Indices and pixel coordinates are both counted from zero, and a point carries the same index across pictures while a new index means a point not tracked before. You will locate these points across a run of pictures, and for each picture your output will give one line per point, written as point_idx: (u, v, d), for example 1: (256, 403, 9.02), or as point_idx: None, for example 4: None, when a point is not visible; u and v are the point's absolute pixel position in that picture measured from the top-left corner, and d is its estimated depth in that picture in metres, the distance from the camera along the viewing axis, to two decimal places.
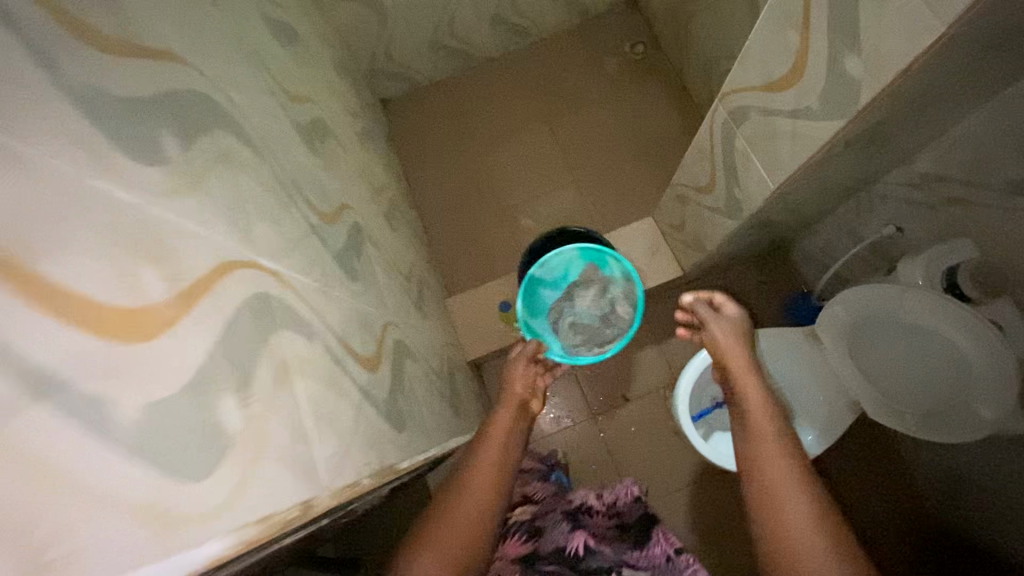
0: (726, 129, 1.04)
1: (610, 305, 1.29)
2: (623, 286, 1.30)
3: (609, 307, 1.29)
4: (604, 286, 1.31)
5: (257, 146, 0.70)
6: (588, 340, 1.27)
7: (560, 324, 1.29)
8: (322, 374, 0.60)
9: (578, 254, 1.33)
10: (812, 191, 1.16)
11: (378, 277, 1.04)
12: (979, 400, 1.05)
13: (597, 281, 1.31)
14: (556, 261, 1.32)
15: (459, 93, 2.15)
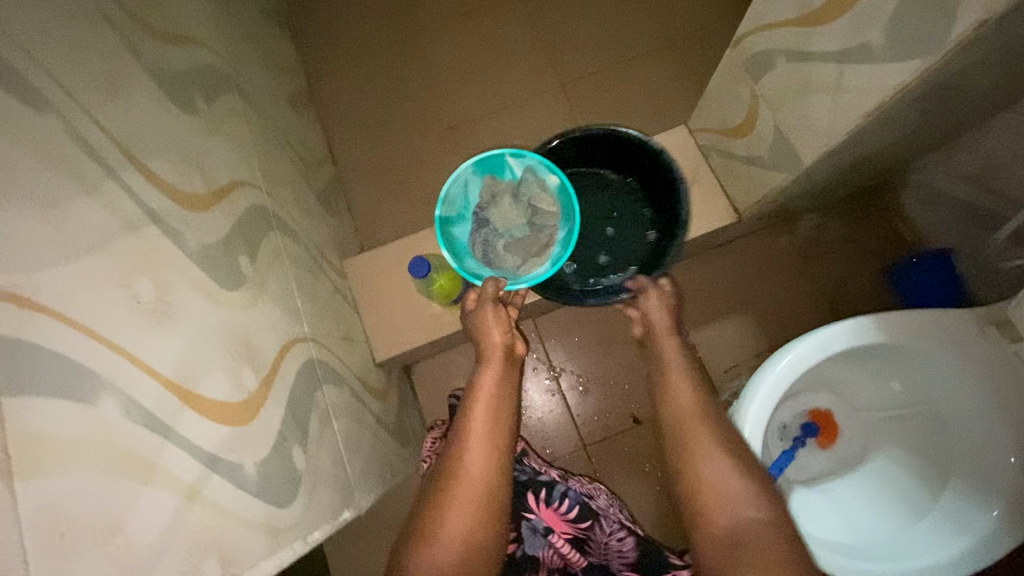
0: (742, 83, 0.81)
1: (531, 211, 0.89)
2: (535, 182, 0.88)
3: (534, 216, 0.89)
4: (503, 199, 0.88)
5: (69, 93, 0.47)
6: (530, 252, 0.88)
7: (495, 251, 0.88)
8: (120, 449, 0.39)
9: (472, 168, 0.89)
10: (843, 171, 0.93)
11: (291, 280, 0.80)
12: (991, 462, 0.73)
13: (497, 192, 0.89)
14: (452, 191, 0.88)
15: None
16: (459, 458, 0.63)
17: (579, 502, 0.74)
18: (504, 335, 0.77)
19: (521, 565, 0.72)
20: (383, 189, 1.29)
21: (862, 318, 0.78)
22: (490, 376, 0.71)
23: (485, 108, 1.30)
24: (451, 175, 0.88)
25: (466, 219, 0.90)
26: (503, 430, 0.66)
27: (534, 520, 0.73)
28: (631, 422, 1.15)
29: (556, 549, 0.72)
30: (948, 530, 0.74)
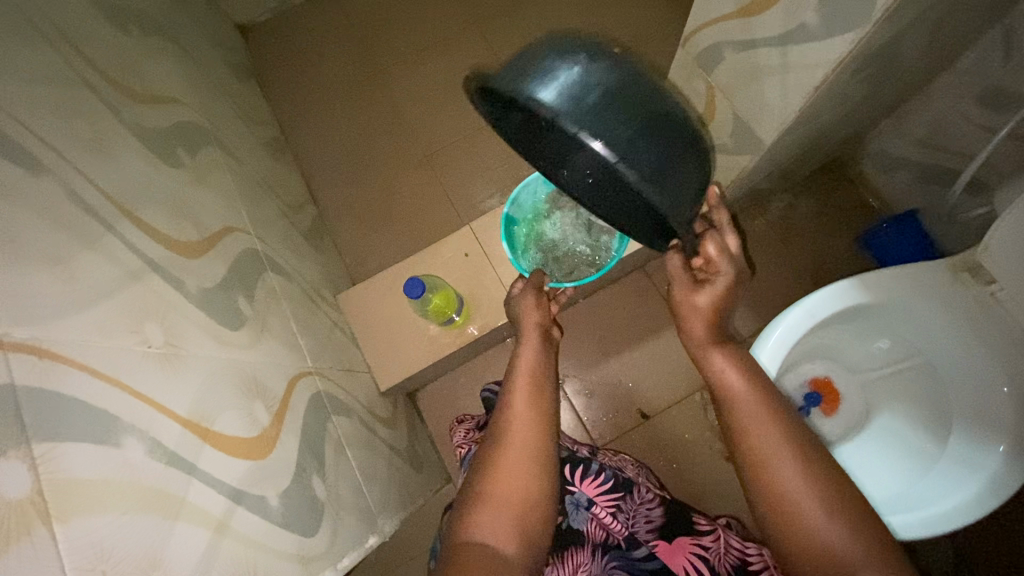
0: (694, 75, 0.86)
1: (589, 225, 1.01)
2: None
3: (590, 229, 1.01)
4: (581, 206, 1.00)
5: (65, 160, 0.49)
6: (578, 262, 1.00)
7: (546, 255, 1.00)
8: (144, 487, 0.40)
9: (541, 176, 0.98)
10: (803, 148, 0.97)
11: (289, 318, 0.81)
12: (984, 403, 0.76)
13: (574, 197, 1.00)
14: (521, 195, 1.00)
15: (358, 7, 1.47)
16: (504, 428, 0.65)
17: (613, 475, 0.76)
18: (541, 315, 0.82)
19: (568, 540, 0.72)
20: (367, 223, 1.31)
21: (846, 278, 0.82)
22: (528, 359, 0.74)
23: (456, 133, 1.33)
24: (524, 182, 0.98)
25: (529, 217, 1.02)
26: (548, 399, 0.70)
27: (575, 494, 0.75)
28: (639, 418, 1.16)
29: (597, 521, 0.73)
30: (961, 470, 0.76)
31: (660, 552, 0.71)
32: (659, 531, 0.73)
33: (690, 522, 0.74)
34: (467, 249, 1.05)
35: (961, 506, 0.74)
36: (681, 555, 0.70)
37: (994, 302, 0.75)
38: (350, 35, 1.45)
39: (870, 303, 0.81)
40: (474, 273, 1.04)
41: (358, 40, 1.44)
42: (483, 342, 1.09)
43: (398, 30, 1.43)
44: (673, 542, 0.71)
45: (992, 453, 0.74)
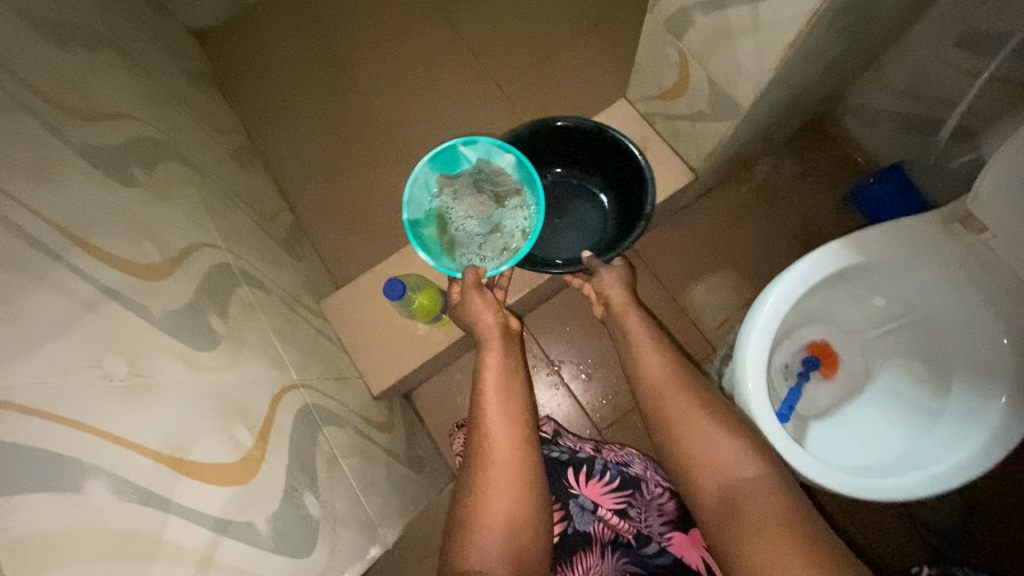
0: (664, 42, 0.82)
1: (496, 197, 0.92)
2: (492, 165, 0.92)
3: (496, 201, 0.92)
4: (476, 187, 0.92)
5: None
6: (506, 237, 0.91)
7: (473, 247, 0.90)
8: (101, 535, 0.38)
9: (428, 167, 0.89)
10: (784, 109, 0.94)
11: (270, 331, 0.79)
12: (988, 352, 0.75)
13: (465, 181, 0.92)
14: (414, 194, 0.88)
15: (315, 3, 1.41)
16: (486, 445, 0.67)
17: (619, 472, 0.74)
18: (498, 314, 0.82)
19: (575, 544, 0.71)
20: (346, 224, 1.28)
21: (834, 241, 0.79)
22: (493, 364, 0.77)
23: (429, 123, 1.30)
24: (410, 180, 0.87)
25: (432, 217, 0.90)
26: (519, 405, 0.73)
27: (580, 497, 0.73)
28: (639, 398, 1.15)
29: (604, 521, 0.72)
30: (963, 426, 0.75)
31: (675, 547, 0.71)
32: (672, 524, 0.72)
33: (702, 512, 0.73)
34: None
35: (969, 459, 0.73)
36: (696, 549, 0.70)
37: (988, 251, 0.73)
38: (310, 31, 1.40)
39: (861, 264, 0.79)
40: None
41: (319, 35, 1.39)
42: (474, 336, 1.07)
43: (360, 23, 1.38)
44: (688, 535, 0.71)
45: (993, 404, 0.73)
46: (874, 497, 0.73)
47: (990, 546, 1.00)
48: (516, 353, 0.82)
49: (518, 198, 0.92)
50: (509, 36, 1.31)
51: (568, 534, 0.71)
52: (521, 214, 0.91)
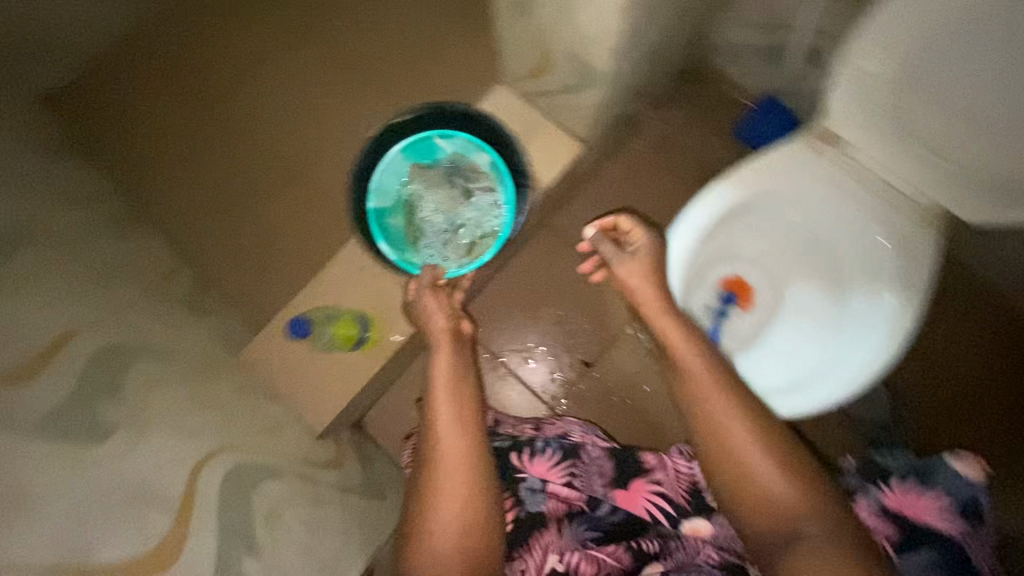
0: (517, 20, 0.81)
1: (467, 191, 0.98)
2: (468, 161, 0.99)
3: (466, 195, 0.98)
4: (448, 181, 0.98)
5: None
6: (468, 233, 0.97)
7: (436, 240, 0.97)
8: None
9: (401, 155, 0.98)
10: (653, 63, 0.96)
11: (182, 400, 0.74)
12: (870, 251, 0.82)
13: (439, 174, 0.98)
14: (384, 183, 0.97)
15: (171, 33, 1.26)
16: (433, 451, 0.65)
17: (559, 443, 0.76)
18: (446, 319, 0.79)
19: (531, 526, 0.71)
20: (254, 268, 1.17)
21: (720, 180, 0.81)
22: (441, 365, 0.73)
23: (318, 141, 1.19)
24: (378, 168, 0.96)
25: (399, 206, 0.97)
26: (473, 403, 0.70)
27: (527, 479, 0.74)
28: (583, 369, 1.17)
29: (555, 495, 0.74)
30: (860, 327, 0.81)
31: (620, 500, 0.74)
32: (614, 482, 0.76)
33: (636, 462, 0.77)
34: (359, 263, 0.98)
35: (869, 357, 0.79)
36: (639, 496, 0.74)
37: (847, 160, 0.79)
38: (155, 60, 1.26)
39: (750, 197, 0.82)
40: (374, 284, 0.97)
41: (163, 65, 1.26)
42: (408, 350, 1.05)
43: (223, 47, 1.24)
44: (629, 488, 0.75)
45: (884, 295, 0.80)
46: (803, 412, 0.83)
47: (916, 418, 1.11)
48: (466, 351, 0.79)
49: (490, 198, 0.98)
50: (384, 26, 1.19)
51: (523, 518, 0.72)
52: (490, 213, 0.97)
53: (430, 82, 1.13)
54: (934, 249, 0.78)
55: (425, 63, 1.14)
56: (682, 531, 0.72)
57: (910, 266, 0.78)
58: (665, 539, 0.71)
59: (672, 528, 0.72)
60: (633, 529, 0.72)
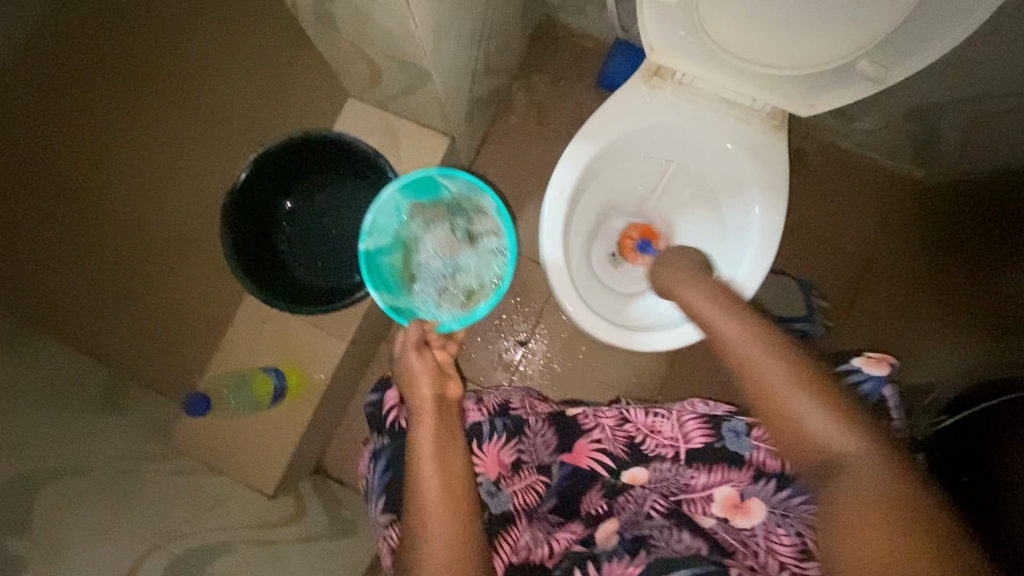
0: (332, 34, 0.79)
1: (470, 237, 0.94)
2: (473, 201, 0.93)
3: (468, 240, 0.94)
4: (450, 222, 0.94)
5: None
6: (467, 284, 0.92)
7: (430, 288, 0.91)
8: None
9: (400, 193, 0.86)
10: (492, 39, 0.95)
11: (100, 511, 0.72)
12: (729, 165, 0.83)
13: (443, 212, 0.93)
14: (380, 219, 0.86)
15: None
16: (421, 539, 0.55)
17: (503, 426, 0.71)
18: (432, 385, 0.69)
19: (500, 526, 0.66)
20: (162, 352, 1.06)
21: (572, 141, 0.82)
22: (427, 440, 0.63)
23: (192, 199, 1.08)
24: (377, 205, 0.84)
25: (398, 245, 0.91)
26: (460, 460, 0.62)
27: (484, 477, 0.68)
28: (520, 350, 1.18)
29: (514, 485, 0.69)
30: (737, 235, 0.84)
31: (567, 461, 0.73)
32: (558, 447, 0.74)
33: (577, 422, 0.75)
34: (261, 315, 0.98)
35: (755, 261, 0.80)
36: (582, 457, 0.72)
37: (684, 87, 0.81)
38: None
39: (606, 148, 0.82)
40: (282, 333, 0.98)
41: None
42: (340, 385, 1.04)
43: (65, 115, 1.07)
44: (573, 449, 0.73)
45: (755, 203, 0.81)
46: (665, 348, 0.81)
47: (851, 303, 1.12)
48: (453, 420, 0.68)
49: (495, 242, 0.93)
50: (232, 62, 1.10)
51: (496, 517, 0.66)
52: (492, 259, 0.93)
53: (285, 113, 1.09)
54: (783, 142, 0.80)
55: (276, 95, 1.09)
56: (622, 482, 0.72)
57: (770, 170, 0.80)
58: (611, 491, 0.72)
59: (616, 479, 0.72)
60: (579, 486, 0.73)
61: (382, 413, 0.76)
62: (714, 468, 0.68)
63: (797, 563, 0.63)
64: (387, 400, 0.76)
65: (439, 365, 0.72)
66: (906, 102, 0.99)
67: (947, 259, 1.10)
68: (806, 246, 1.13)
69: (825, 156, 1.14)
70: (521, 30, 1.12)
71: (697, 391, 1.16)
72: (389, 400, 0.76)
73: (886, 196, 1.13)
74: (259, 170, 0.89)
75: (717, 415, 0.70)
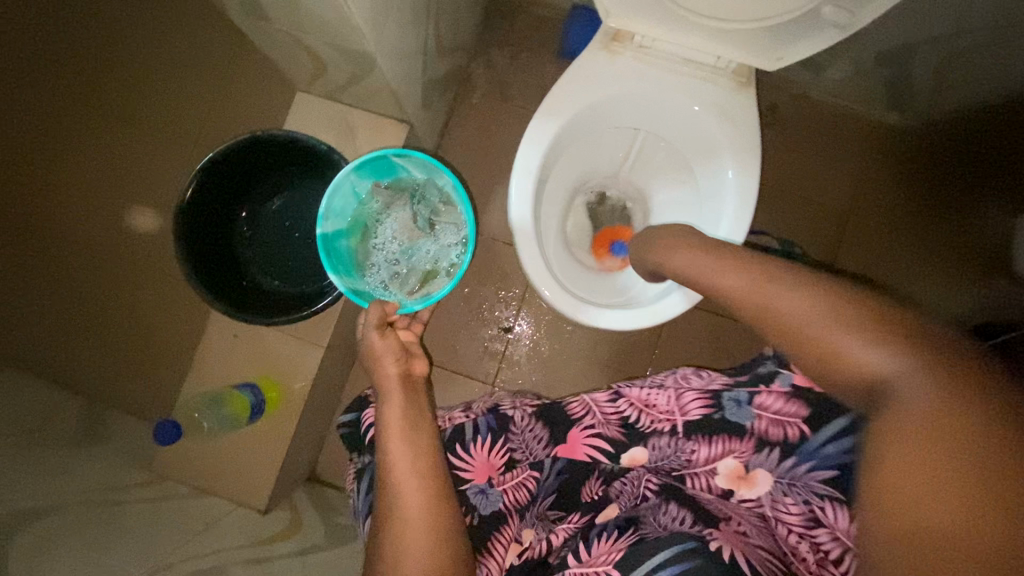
0: (269, 25, 0.74)
1: (432, 223, 0.91)
2: (435, 186, 0.89)
3: (429, 227, 0.91)
4: (413, 208, 0.91)
5: None
6: (426, 272, 0.88)
7: (388, 275, 0.87)
8: None
9: (355, 174, 0.82)
10: (441, 14, 0.90)
11: (89, 545, 0.68)
12: (698, 128, 0.79)
13: (403, 196, 0.90)
14: (337, 201, 0.82)
15: None
16: (390, 512, 0.57)
17: (488, 426, 0.72)
18: (396, 362, 0.71)
19: (491, 529, 0.67)
20: (133, 375, 1.03)
21: (536, 116, 0.77)
22: (393, 416, 0.64)
23: (144, 213, 1.03)
24: (333, 188, 0.79)
25: (355, 228, 0.87)
26: (428, 441, 0.63)
27: (473, 481, 0.70)
28: (505, 338, 1.15)
29: (505, 485, 0.70)
30: (713, 201, 0.81)
31: (561, 453, 0.71)
32: (552, 441, 0.73)
33: (568, 411, 0.73)
34: (232, 328, 0.95)
35: (731, 227, 0.77)
36: (579, 447, 0.70)
37: (644, 51, 0.77)
38: None
39: (570, 122, 0.79)
40: (256, 345, 0.95)
41: None
42: (321, 391, 1.02)
43: None
44: (568, 439, 0.71)
45: (728, 166, 0.78)
46: (631, 327, 0.78)
47: (835, 257, 1.10)
48: (422, 400, 0.69)
49: (457, 229, 0.90)
50: (167, 64, 1.03)
51: (485, 523, 0.68)
52: (451, 247, 0.89)
53: (238, 115, 1.04)
54: (756, 99, 0.77)
55: (225, 96, 1.04)
56: (622, 465, 0.69)
57: (739, 130, 0.77)
58: (609, 477, 0.69)
59: (615, 464, 0.69)
60: (576, 479, 0.71)
61: (360, 430, 0.74)
62: (715, 438, 0.65)
63: (806, 531, 0.57)
64: (364, 417, 0.74)
65: (402, 345, 0.73)
66: (877, 45, 0.96)
67: (931, 203, 1.09)
68: (783, 201, 1.11)
69: (797, 108, 1.11)
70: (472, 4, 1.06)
71: (686, 361, 1.15)
72: (366, 417, 0.73)
73: (865, 142, 1.10)
74: (217, 170, 0.85)
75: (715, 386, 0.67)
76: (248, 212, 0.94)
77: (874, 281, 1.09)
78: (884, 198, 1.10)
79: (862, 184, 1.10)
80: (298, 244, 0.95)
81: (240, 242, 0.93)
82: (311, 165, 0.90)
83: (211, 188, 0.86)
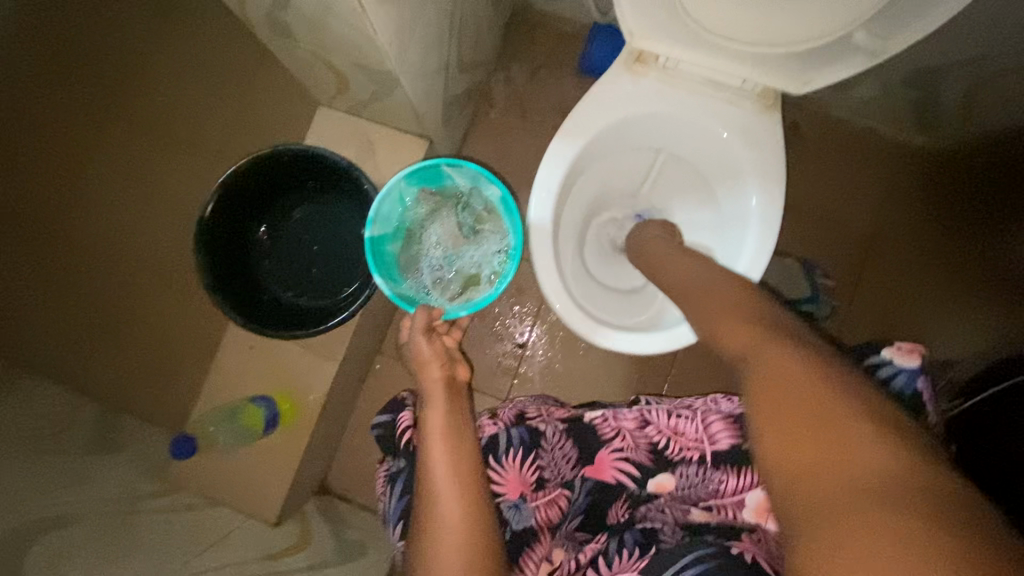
0: (298, 45, 0.74)
1: (476, 231, 0.90)
2: (481, 195, 0.89)
3: (474, 234, 0.90)
4: (457, 215, 0.90)
5: None
6: (468, 279, 0.88)
7: (431, 281, 0.87)
8: None
9: (404, 181, 0.83)
10: (464, 33, 0.90)
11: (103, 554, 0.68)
12: (722, 152, 0.78)
13: (449, 204, 0.90)
14: (386, 208, 0.83)
15: None
16: (428, 515, 0.55)
17: (520, 439, 0.67)
18: (441, 368, 0.72)
19: (523, 545, 0.65)
20: (147, 385, 1.03)
21: (558, 135, 0.77)
22: (436, 419, 0.64)
23: (162, 225, 1.04)
24: (383, 194, 0.80)
25: (401, 234, 0.87)
26: (470, 446, 0.62)
27: (506, 496, 0.66)
28: (520, 353, 1.15)
29: (537, 502, 0.67)
30: (738, 224, 0.79)
31: (590, 474, 0.69)
32: (580, 459, 0.70)
33: (596, 429, 0.70)
34: (249, 340, 0.95)
35: (755, 253, 0.76)
36: (607, 469, 0.69)
37: (669, 73, 0.76)
38: None
39: (592, 142, 0.78)
40: (272, 357, 0.95)
41: None
42: (336, 405, 1.02)
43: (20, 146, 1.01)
44: (595, 460, 0.69)
45: (753, 193, 0.77)
46: (651, 348, 0.77)
47: (859, 282, 1.08)
48: (466, 405, 0.69)
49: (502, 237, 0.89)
50: (191, 77, 1.05)
51: (516, 540, 0.65)
52: (495, 254, 0.88)
53: (258, 129, 1.05)
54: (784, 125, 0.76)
55: (246, 110, 1.05)
56: (648, 490, 0.68)
57: (766, 154, 0.75)
58: (636, 502, 0.68)
59: (641, 489, 0.68)
60: (604, 500, 0.69)
61: (395, 436, 0.70)
62: (743, 470, 0.66)
63: None
64: (400, 423, 0.69)
65: (447, 351, 0.75)
66: (905, 68, 0.94)
67: (952, 232, 1.07)
68: (804, 224, 1.09)
69: (820, 130, 1.09)
70: (495, 22, 1.06)
71: (704, 382, 1.13)
72: (402, 423, 0.69)
73: (889, 163, 1.08)
74: (239, 184, 0.85)
75: (740, 412, 0.68)
76: (268, 226, 0.94)
77: (899, 311, 1.07)
78: (909, 224, 1.08)
79: (885, 210, 1.08)
80: (316, 258, 0.95)
81: (260, 255, 0.94)
82: (331, 178, 0.90)
83: (233, 203, 0.86)
